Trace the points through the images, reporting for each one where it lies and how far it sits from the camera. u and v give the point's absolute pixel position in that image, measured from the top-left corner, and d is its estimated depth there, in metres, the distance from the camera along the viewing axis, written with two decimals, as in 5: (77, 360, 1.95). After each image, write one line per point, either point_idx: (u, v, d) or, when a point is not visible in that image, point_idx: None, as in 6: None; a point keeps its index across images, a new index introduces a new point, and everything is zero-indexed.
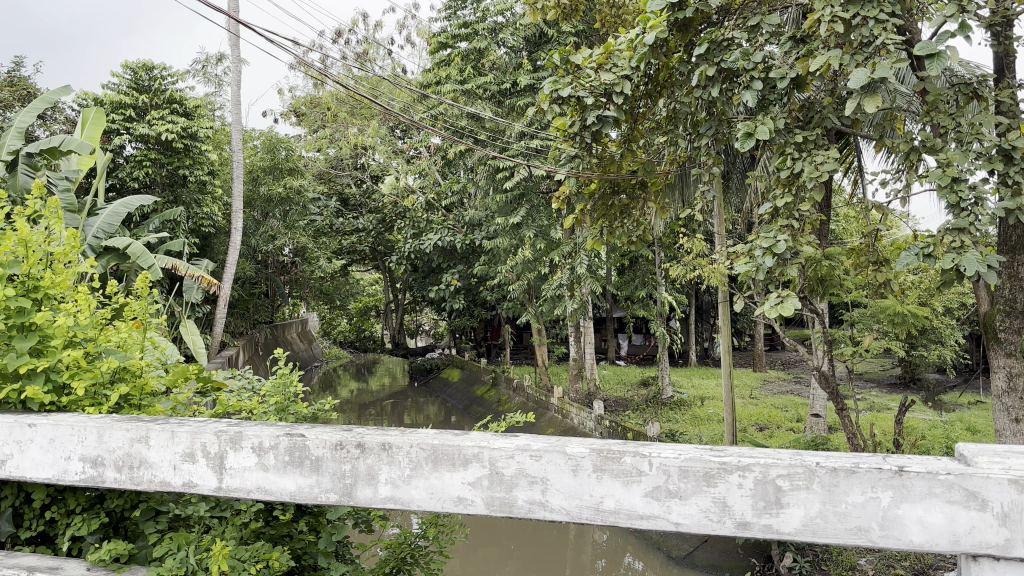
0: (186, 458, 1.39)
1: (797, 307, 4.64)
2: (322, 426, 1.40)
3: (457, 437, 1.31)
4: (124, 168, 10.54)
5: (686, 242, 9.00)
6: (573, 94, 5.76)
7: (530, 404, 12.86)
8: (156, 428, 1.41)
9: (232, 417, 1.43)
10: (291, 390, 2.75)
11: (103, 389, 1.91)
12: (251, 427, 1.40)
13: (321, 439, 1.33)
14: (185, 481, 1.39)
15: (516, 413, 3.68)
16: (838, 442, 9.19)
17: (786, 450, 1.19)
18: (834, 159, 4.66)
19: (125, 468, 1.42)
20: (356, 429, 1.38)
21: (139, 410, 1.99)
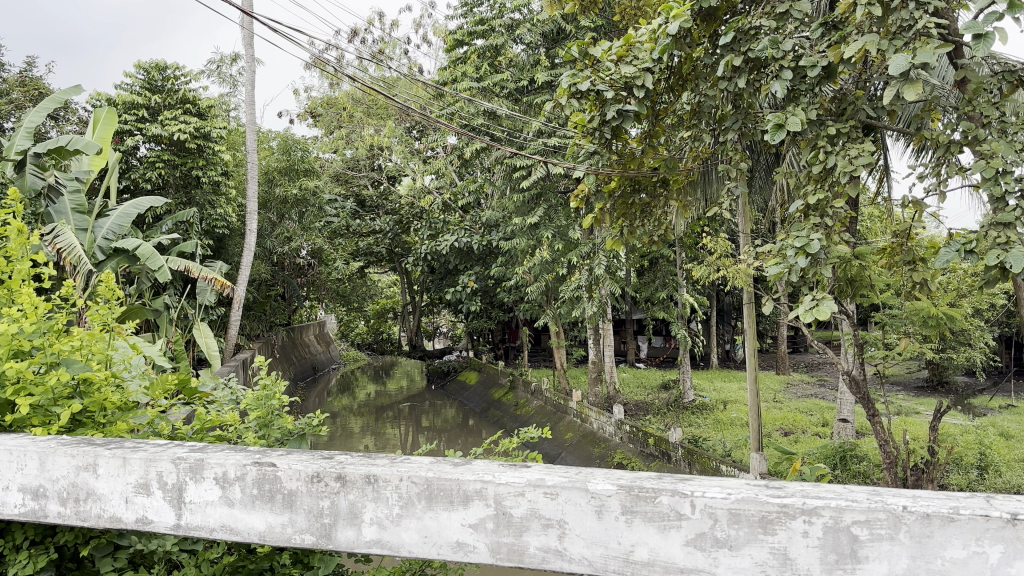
0: (139, 491, 1.18)
1: (833, 310, 4.38)
2: (298, 452, 1.20)
3: (457, 468, 1.10)
4: (137, 170, 10.42)
5: (708, 242, 8.74)
6: (593, 87, 5.60)
7: (549, 407, 12.63)
8: (107, 454, 1.21)
9: (194, 442, 1.22)
10: (274, 403, 2.54)
11: (55, 405, 1.79)
12: (216, 455, 1.19)
13: (295, 470, 1.12)
14: (139, 517, 1.18)
15: (534, 428, 3.46)
16: (867, 448, 8.87)
17: (861, 488, 0.97)
18: (869, 151, 4.41)
19: (71, 502, 1.21)
20: (337, 457, 1.17)
21: (101, 425, 1.87)
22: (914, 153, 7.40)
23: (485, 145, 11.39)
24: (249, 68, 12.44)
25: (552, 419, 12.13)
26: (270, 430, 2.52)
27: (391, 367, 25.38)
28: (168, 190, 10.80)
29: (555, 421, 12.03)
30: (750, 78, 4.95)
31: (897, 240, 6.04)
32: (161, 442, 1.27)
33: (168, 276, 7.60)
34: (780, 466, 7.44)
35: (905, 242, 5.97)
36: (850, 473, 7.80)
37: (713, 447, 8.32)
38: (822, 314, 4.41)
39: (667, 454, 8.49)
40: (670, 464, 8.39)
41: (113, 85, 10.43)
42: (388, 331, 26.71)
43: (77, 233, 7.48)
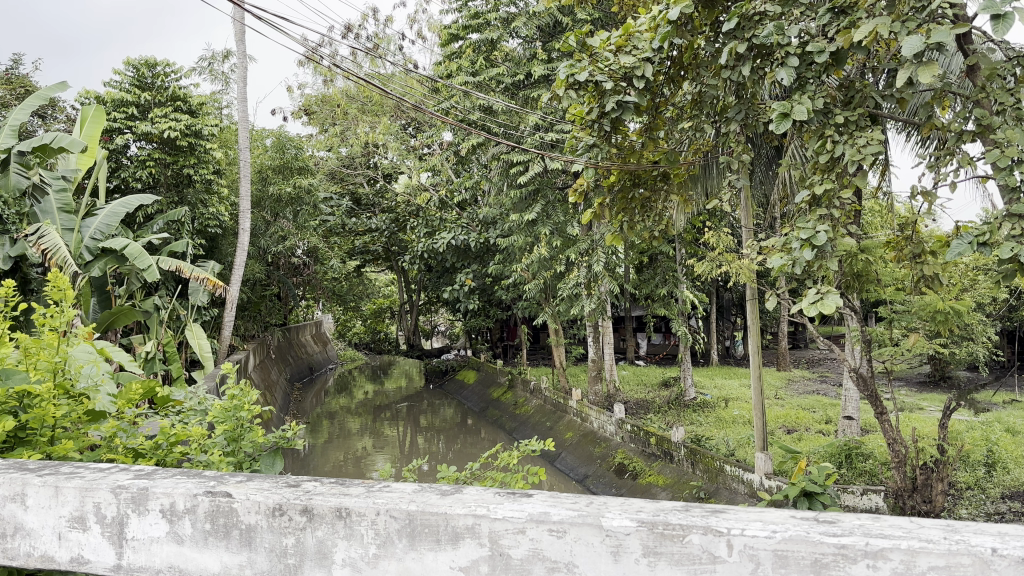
0: (75, 525, 1.22)
1: (837, 304, 4.18)
2: (262, 485, 1.23)
3: (441, 501, 1.14)
4: (127, 169, 10.21)
5: (710, 237, 8.57)
6: (591, 78, 5.44)
7: (548, 407, 12.47)
8: (39, 487, 1.26)
9: (136, 473, 1.27)
10: (243, 415, 2.54)
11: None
12: (159, 486, 1.23)
13: (250, 504, 1.16)
14: (75, 555, 1.22)
15: (534, 441, 3.30)
16: (873, 446, 8.69)
17: (931, 529, 1.00)
18: (879, 140, 4.24)
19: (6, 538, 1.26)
20: (302, 489, 1.20)
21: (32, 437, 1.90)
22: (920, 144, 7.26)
23: (481, 141, 11.21)
24: (241, 65, 12.25)
25: (551, 418, 11.97)
26: (239, 446, 2.50)
27: (389, 366, 25.22)
28: (159, 189, 10.61)
29: (555, 420, 11.87)
30: (755, 66, 4.77)
31: (902, 233, 5.90)
32: (103, 473, 1.32)
33: (157, 276, 7.42)
34: (785, 464, 7.28)
35: (910, 235, 5.85)
36: (856, 472, 7.64)
37: (717, 446, 8.16)
38: (827, 309, 4.21)
39: (669, 453, 8.33)
40: (673, 464, 8.23)
41: (102, 82, 10.22)
42: (385, 330, 26.54)
43: (64, 233, 7.28)
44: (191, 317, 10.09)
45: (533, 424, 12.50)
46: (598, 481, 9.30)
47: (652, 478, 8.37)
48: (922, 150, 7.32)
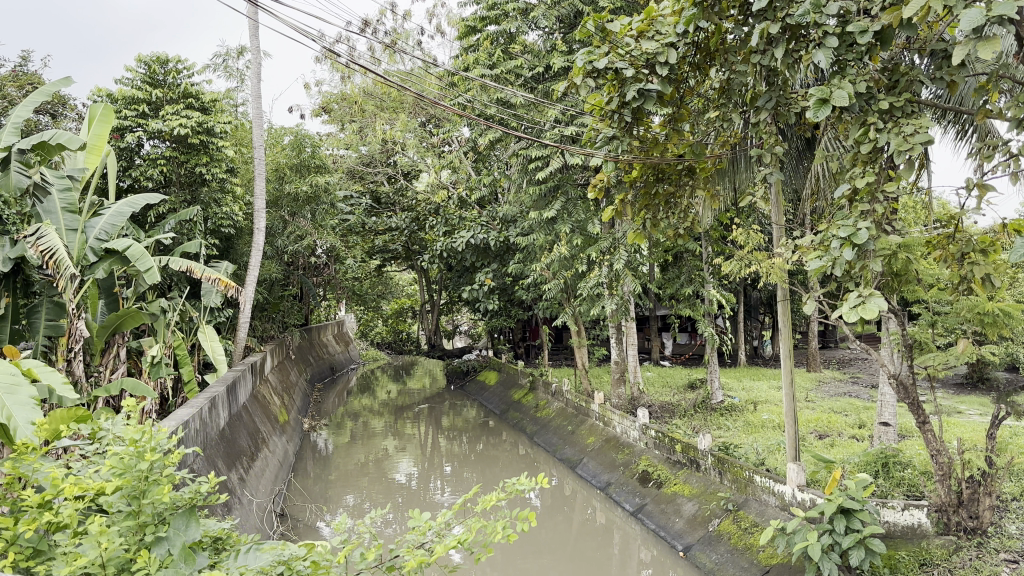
0: None
1: (881, 308, 3.82)
2: None
3: None
4: (138, 167, 9.98)
5: (739, 235, 8.18)
6: (611, 65, 5.09)
7: (570, 410, 12.15)
8: None
9: None
10: (138, 467, 2.58)
11: None
12: None
13: None
14: None
15: (525, 480, 3.29)
16: (911, 454, 8.26)
17: None
18: (927, 128, 3.89)
19: None
20: None
21: None
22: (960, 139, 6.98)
23: (500, 136, 10.90)
24: (256, 60, 11.99)
25: (573, 421, 11.65)
26: (141, 503, 2.61)
27: (411, 366, 24.98)
28: (172, 187, 10.39)
29: (577, 424, 11.54)
30: (789, 49, 4.42)
31: (943, 231, 5.54)
32: None
33: (159, 277, 7.18)
34: (819, 474, 6.90)
35: (953, 234, 5.48)
36: (894, 481, 7.23)
37: (745, 455, 7.79)
38: (869, 313, 3.84)
39: (695, 461, 7.96)
40: (699, 473, 7.87)
41: (113, 80, 10.00)
42: (408, 329, 26.34)
43: (67, 233, 7.06)
44: (205, 318, 9.89)
45: (554, 428, 12.18)
46: (621, 489, 8.98)
47: (678, 487, 8.02)
48: (965, 142, 6.90)
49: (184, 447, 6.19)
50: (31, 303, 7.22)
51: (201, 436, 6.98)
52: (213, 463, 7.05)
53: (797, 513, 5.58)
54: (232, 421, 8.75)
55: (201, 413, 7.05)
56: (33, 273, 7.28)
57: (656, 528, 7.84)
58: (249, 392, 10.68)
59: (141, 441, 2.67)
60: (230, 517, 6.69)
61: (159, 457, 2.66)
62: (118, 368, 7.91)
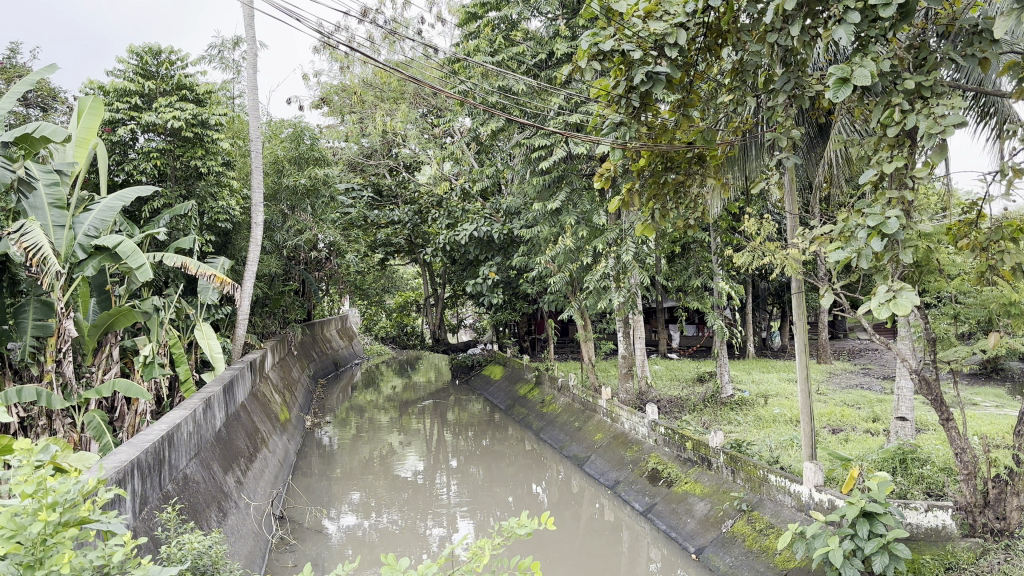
0: None
1: (914, 303, 3.69)
2: None
3: None
4: (131, 161, 9.70)
5: (749, 225, 7.91)
6: (617, 47, 4.83)
7: (576, 405, 11.90)
8: None
9: None
10: (26, 527, 2.36)
11: None
12: None
13: None
14: None
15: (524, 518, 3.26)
16: (931, 449, 7.99)
17: None
18: (960, 108, 3.62)
19: None
20: None
21: None
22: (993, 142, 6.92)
23: (503, 126, 10.63)
24: (252, 51, 11.68)
25: (580, 417, 11.40)
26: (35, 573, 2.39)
27: (416, 361, 24.76)
28: (167, 182, 10.12)
29: (584, 420, 11.29)
30: (806, 25, 4.15)
31: (965, 219, 5.29)
32: None
33: (149, 274, 6.97)
34: (836, 473, 6.66)
35: (976, 222, 5.23)
36: (912, 478, 6.96)
37: (759, 452, 7.52)
38: (902, 309, 3.68)
39: (707, 459, 7.71)
40: (711, 471, 7.61)
41: (105, 72, 9.73)
42: (413, 323, 26.11)
43: (55, 229, 6.83)
44: (201, 316, 9.66)
45: (560, 424, 11.93)
46: (630, 488, 8.73)
47: (689, 486, 7.76)
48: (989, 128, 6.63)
49: (174, 453, 5.88)
50: (17, 303, 6.97)
51: (195, 438, 6.76)
52: (208, 466, 6.83)
53: (818, 516, 5.33)
54: (229, 421, 8.53)
55: (195, 415, 6.82)
56: (20, 271, 7.05)
57: (667, 529, 7.60)
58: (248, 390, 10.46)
59: (33, 500, 2.48)
60: (226, 522, 6.45)
61: (55, 516, 2.43)
62: (110, 369, 7.70)
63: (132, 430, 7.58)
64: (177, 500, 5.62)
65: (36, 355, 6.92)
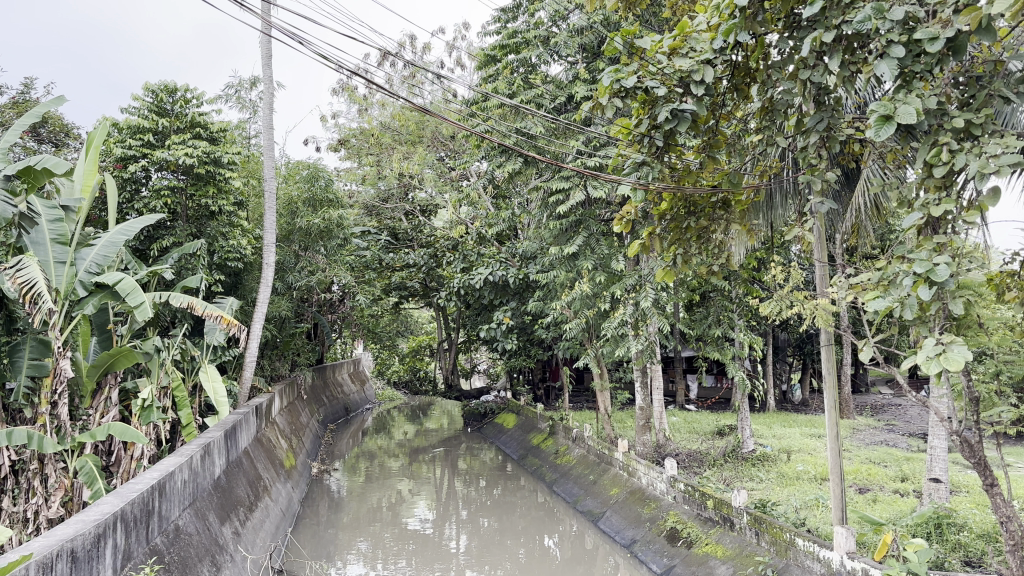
0: None
1: (965, 358, 3.35)
2: None
3: None
4: (142, 199, 9.55)
5: (774, 273, 7.62)
6: (639, 84, 4.61)
7: (591, 458, 11.48)
8: None
9: None
10: None
11: None
12: None
13: None
14: None
15: None
16: (967, 514, 7.54)
17: None
18: (1013, 148, 3.36)
19: None
20: None
21: None
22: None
23: (520, 168, 10.48)
24: (269, 91, 11.59)
25: (595, 470, 10.98)
26: None
27: (429, 407, 24.36)
28: (178, 221, 9.97)
29: (599, 473, 10.87)
30: (843, 61, 3.92)
31: (1004, 271, 4.97)
32: None
33: (150, 313, 6.76)
34: (868, 538, 6.24)
35: (1017, 273, 4.91)
36: (949, 546, 6.52)
37: (784, 513, 7.12)
38: (953, 364, 3.35)
39: (729, 520, 7.29)
40: (734, 532, 7.19)
41: (120, 109, 9.63)
42: (425, 368, 25.78)
43: (55, 266, 6.65)
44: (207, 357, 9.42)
45: (574, 476, 11.52)
46: (647, 548, 8.30)
47: (710, 547, 7.33)
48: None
49: (165, 503, 5.58)
50: (12, 341, 6.74)
51: (191, 487, 6.46)
52: (202, 516, 6.52)
53: None
54: (230, 469, 8.23)
55: (191, 462, 6.53)
56: (19, 309, 6.86)
57: None
58: (252, 435, 10.16)
59: None
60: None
61: None
62: (108, 411, 7.44)
63: (127, 475, 7.28)
64: (165, 556, 5.31)
65: (31, 396, 6.67)
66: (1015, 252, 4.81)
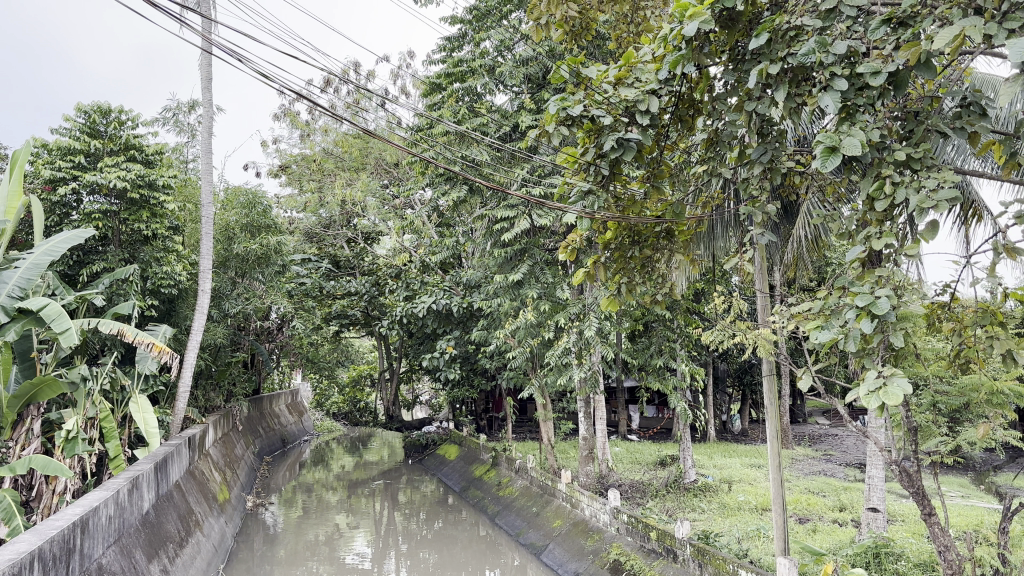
0: None
1: (905, 392, 3.36)
2: None
3: None
4: (71, 222, 9.20)
5: (717, 303, 7.68)
6: (586, 113, 4.59)
7: (534, 489, 11.35)
8: None
9: None
10: None
11: None
12: None
13: None
14: None
15: None
16: (904, 544, 7.62)
17: None
18: (952, 182, 3.42)
19: None
20: None
21: None
22: (966, 241, 7.14)
23: (465, 196, 10.44)
24: (208, 114, 11.36)
25: (538, 502, 10.87)
26: None
27: (369, 438, 23.95)
28: (110, 245, 9.64)
29: (541, 505, 10.75)
30: (788, 93, 3.97)
31: (937, 302, 5.00)
32: None
33: (76, 339, 6.49)
34: (810, 569, 6.25)
35: (950, 304, 4.93)
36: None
37: (726, 545, 7.11)
38: (893, 398, 3.35)
39: (673, 551, 7.24)
40: (677, 564, 7.14)
41: (50, 130, 9.30)
42: (366, 399, 25.39)
43: None
44: (138, 386, 9.07)
45: (517, 509, 11.37)
46: None
47: None
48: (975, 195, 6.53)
49: (87, 540, 5.28)
50: None
51: (116, 523, 6.15)
52: (128, 554, 6.21)
53: None
54: (159, 504, 7.88)
55: (118, 496, 6.23)
56: None
57: None
58: (184, 468, 9.78)
59: None
60: None
61: None
62: (30, 443, 7.09)
63: (48, 511, 6.92)
64: None
65: None
66: (947, 284, 4.85)
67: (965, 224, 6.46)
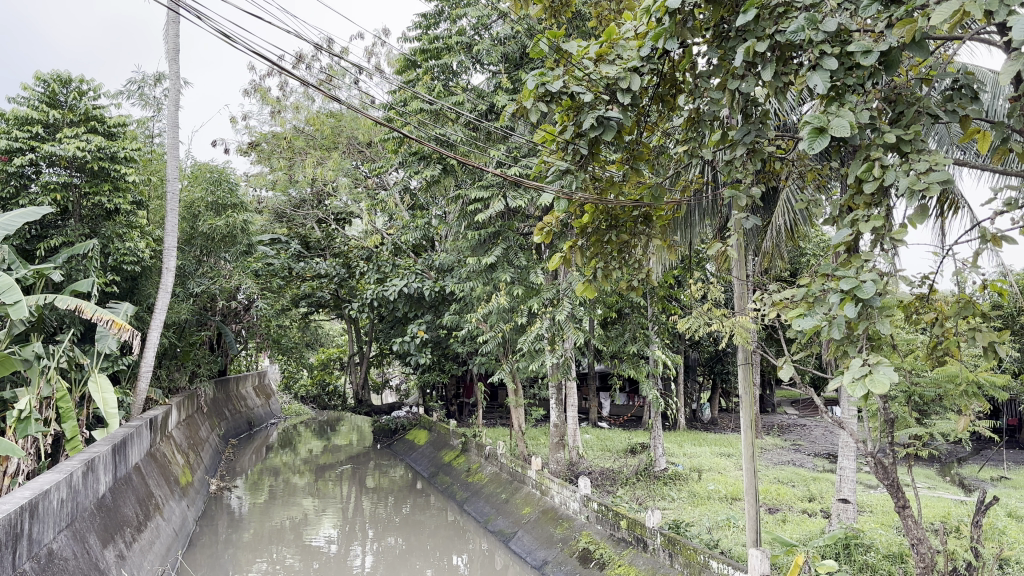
0: None
1: (888, 379, 3.25)
2: None
3: None
4: (28, 194, 8.85)
5: (692, 289, 7.56)
6: (565, 89, 4.42)
7: (503, 476, 11.22)
8: None
9: None
10: None
11: None
12: None
13: None
14: None
15: None
16: (874, 536, 7.59)
17: None
18: (943, 164, 3.30)
19: None
20: None
21: None
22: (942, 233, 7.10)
23: (437, 177, 10.24)
24: (175, 87, 11.03)
25: (507, 489, 10.75)
26: None
27: (337, 422, 23.71)
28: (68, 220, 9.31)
29: (511, 492, 10.63)
30: (776, 72, 3.82)
31: (916, 292, 4.89)
32: None
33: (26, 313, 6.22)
34: (782, 560, 6.15)
35: (929, 294, 4.82)
36: (857, 566, 6.52)
37: (697, 534, 7.03)
38: (878, 386, 3.24)
39: (643, 540, 7.14)
40: (647, 554, 7.04)
41: (6, 98, 8.93)
42: (335, 382, 25.11)
43: None
44: (97, 365, 8.77)
45: (486, 495, 11.26)
46: (559, 569, 8.10)
47: (622, 569, 7.15)
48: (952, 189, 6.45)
49: (34, 524, 5.06)
50: None
51: (69, 506, 5.93)
52: (82, 539, 6.00)
53: None
54: (117, 487, 7.63)
55: (72, 479, 6.00)
56: None
57: None
58: (144, 450, 9.49)
59: None
60: None
61: None
62: None
63: None
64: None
65: None
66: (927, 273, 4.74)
67: (942, 214, 6.40)
